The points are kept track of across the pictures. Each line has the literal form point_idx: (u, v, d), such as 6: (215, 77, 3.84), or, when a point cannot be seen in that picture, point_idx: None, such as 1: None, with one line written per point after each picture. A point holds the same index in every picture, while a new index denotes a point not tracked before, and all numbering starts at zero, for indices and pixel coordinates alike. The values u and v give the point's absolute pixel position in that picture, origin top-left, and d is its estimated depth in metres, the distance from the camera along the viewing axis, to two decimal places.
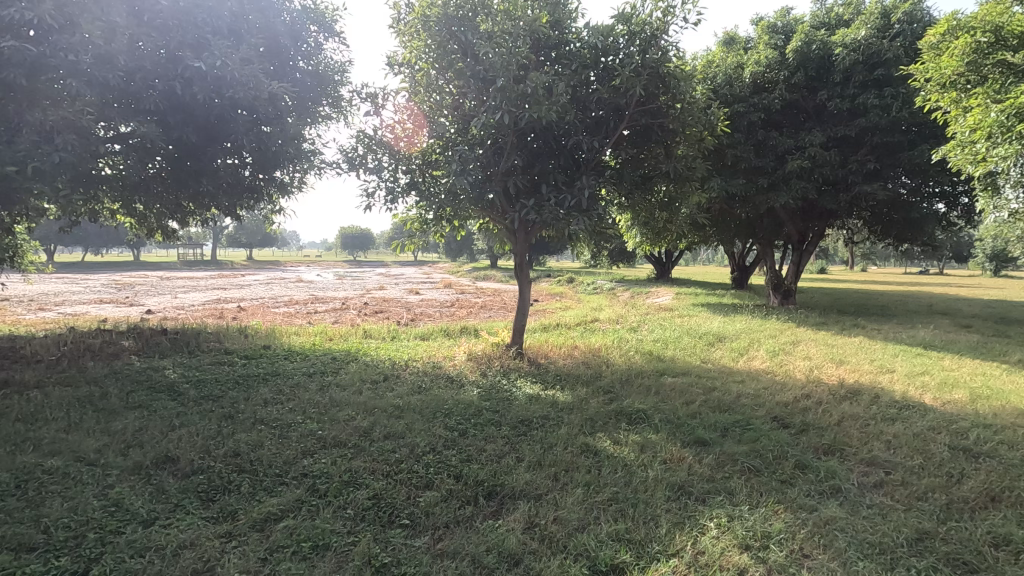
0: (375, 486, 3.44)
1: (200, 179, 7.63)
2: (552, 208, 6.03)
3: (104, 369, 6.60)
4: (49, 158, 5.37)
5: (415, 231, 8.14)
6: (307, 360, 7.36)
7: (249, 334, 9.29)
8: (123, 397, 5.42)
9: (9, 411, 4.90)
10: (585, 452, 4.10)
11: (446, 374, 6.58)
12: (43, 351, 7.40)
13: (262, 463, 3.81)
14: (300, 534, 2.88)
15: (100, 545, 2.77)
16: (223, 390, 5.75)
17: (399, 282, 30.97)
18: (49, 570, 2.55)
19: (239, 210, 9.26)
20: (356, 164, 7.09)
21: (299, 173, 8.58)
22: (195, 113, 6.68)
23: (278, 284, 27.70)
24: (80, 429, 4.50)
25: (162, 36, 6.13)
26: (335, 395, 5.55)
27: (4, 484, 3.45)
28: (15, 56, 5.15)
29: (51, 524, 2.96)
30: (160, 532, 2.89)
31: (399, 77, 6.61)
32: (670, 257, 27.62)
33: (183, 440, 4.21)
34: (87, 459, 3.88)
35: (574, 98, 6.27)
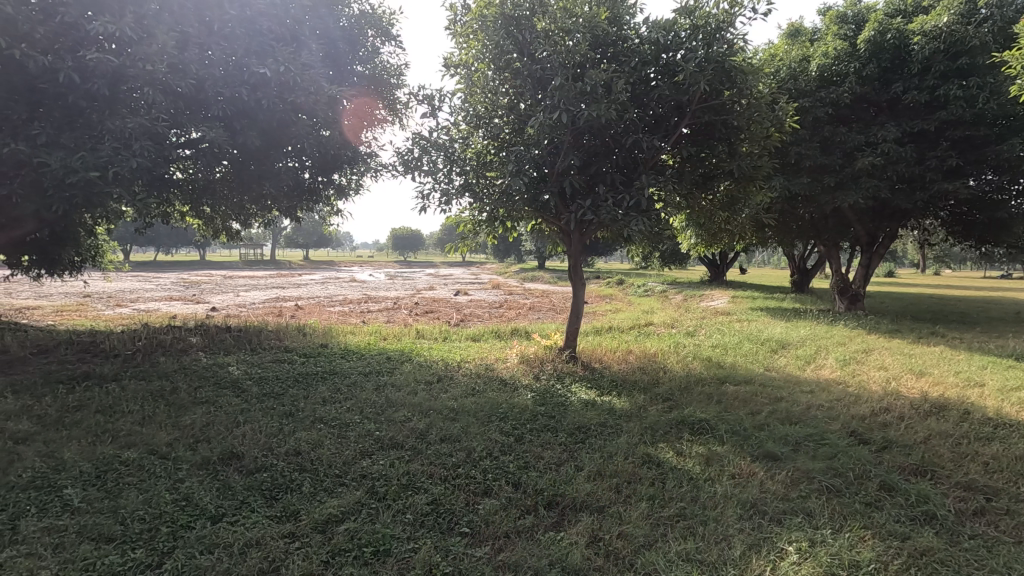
0: (434, 491, 3.40)
1: (263, 182, 7.86)
2: (610, 208, 5.88)
3: (174, 364, 6.91)
4: (128, 163, 5.65)
5: (469, 232, 8.15)
6: (363, 359, 7.46)
7: (307, 333, 9.53)
8: (191, 392, 5.65)
9: (90, 404, 5.18)
10: (647, 462, 3.94)
11: (500, 377, 6.52)
12: (121, 345, 7.82)
13: (323, 463, 3.84)
14: (362, 538, 2.86)
15: (172, 540, 2.84)
16: (283, 387, 5.91)
17: (448, 283, 31.28)
18: (126, 562, 2.62)
19: (299, 212, 9.54)
20: (411, 166, 7.15)
21: (356, 175, 8.75)
22: (260, 118, 6.90)
23: (333, 284, 28.50)
24: (153, 422, 4.70)
25: (231, 44, 6.39)
26: (392, 395, 5.58)
27: (86, 474, 3.62)
28: (99, 67, 5.46)
29: (128, 515, 3.07)
30: (227, 529, 2.94)
31: (456, 78, 6.59)
32: (726, 259, 26.70)
33: (247, 437, 4.32)
34: (159, 453, 4.03)
35: (634, 96, 6.09)
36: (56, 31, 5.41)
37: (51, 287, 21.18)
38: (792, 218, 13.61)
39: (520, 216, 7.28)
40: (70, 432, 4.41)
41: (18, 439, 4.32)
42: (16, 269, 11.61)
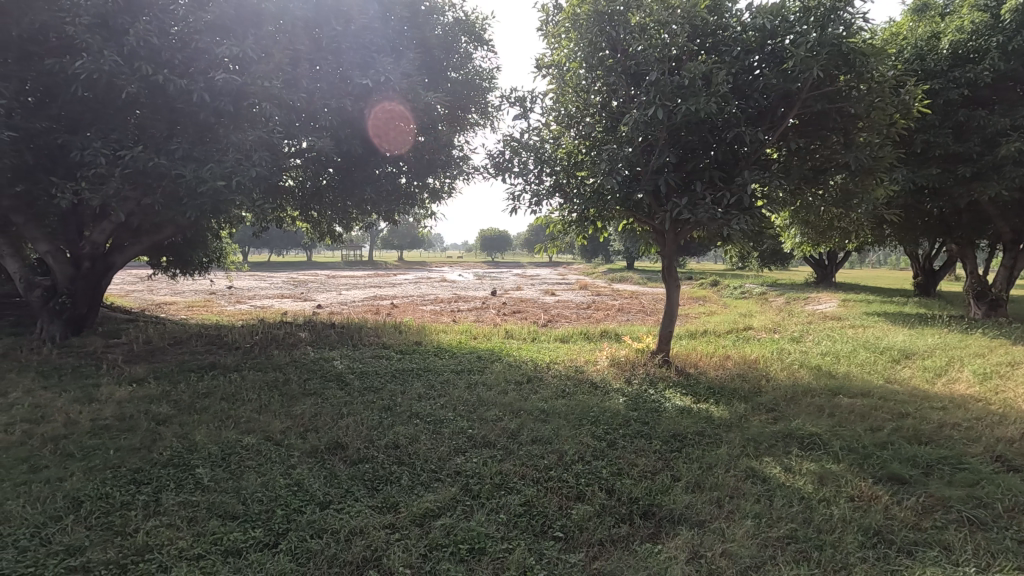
0: (527, 492, 3.40)
1: (363, 187, 8.28)
2: (708, 206, 5.59)
3: (287, 357, 7.49)
4: (249, 172, 6.19)
5: (558, 233, 8.11)
6: (455, 358, 7.66)
7: (403, 330, 9.96)
8: (301, 384, 6.09)
9: (217, 391, 5.74)
10: (750, 477, 3.69)
11: (590, 380, 6.41)
12: (241, 338, 8.60)
13: (419, 457, 3.97)
14: (457, 534, 2.92)
15: (287, 522, 3.06)
16: (383, 382, 6.21)
17: (535, 283, 31.40)
18: (247, 539, 2.85)
19: (395, 215, 9.99)
20: (502, 168, 7.24)
21: (450, 178, 9.02)
22: (362, 126, 7.30)
23: (425, 283, 29.61)
24: (269, 410, 5.11)
25: (337, 59, 6.81)
26: (483, 395, 5.67)
27: (214, 456, 3.99)
28: (225, 86, 6.04)
29: (248, 496, 3.34)
30: (334, 516, 3.12)
31: (547, 79, 6.59)
32: (835, 259, 24.62)
33: (350, 428, 4.57)
34: (274, 439, 4.37)
35: (735, 87, 5.75)
36: (191, 56, 6.05)
37: (185, 285, 23.82)
38: (917, 214, 12.25)
39: (611, 216, 7.13)
40: (201, 417, 4.90)
41: (160, 420, 4.87)
42: (157, 269, 13.17)
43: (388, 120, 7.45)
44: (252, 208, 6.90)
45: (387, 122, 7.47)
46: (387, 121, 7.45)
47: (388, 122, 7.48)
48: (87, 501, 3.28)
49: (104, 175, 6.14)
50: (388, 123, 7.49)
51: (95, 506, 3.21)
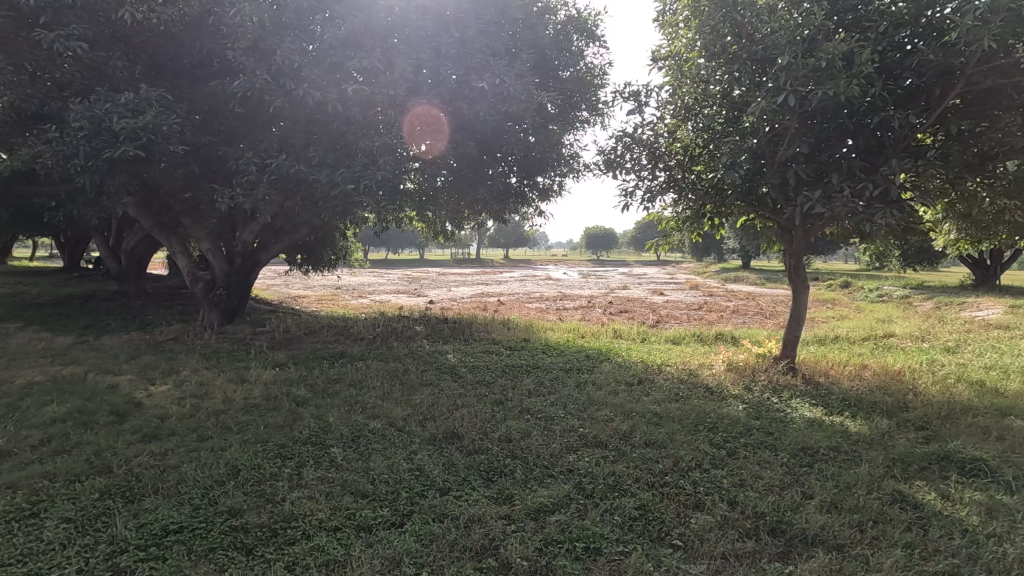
0: (642, 496, 3.31)
1: (478, 187, 8.68)
2: (846, 200, 5.07)
3: (405, 349, 7.95)
4: (375, 176, 6.67)
5: (670, 230, 7.81)
6: (563, 355, 7.68)
7: (511, 327, 10.16)
8: (419, 374, 6.44)
9: (345, 378, 6.23)
10: (897, 501, 3.31)
11: (705, 385, 6.09)
12: (365, 330, 9.28)
13: (531, 452, 4.03)
14: (572, 532, 2.92)
15: (411, 504, 3.25)
16: (493, 376, 6.39)
17: (641, 282, 30.57)
18: (376, 517, 3.07)
19: (505, 213, 10.21)
20: (614, 165, 7.12)
21: (559, 176, 9.04)
22: (476, 128, 7.53)
23: (530, 281, 30.01)
24: (391, 398, 5.46)
25: (454, 64, 7.05)
26: (593, 394, 5.62)
27: (345, 437, 4.34)
28: (355, 96, 6.52)
29: (375, 476, 3.60)
30: (454, 502, 3.25)
31: (664, 70, 6.36)
32: (998, 259, 21.32)
33: (465, 419, 4.75)
34: (397, 425, 4.66)
35: (880, 67, 5.15)
36: (326, 70, 6.60)
37: (315, 281, 26.20)
38: None
39: (730, 211, 6.72)
40: (332, 400, 5.36)
41: (299, 401, 5.40)
42: (294, 266, 14.61)
43: (421, 124, 7.42)
44: (377, 210, 7.39)
45: (425, 123, 7.44)
46: (424, 125, 7.44)
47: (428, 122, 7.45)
48: (243, 470, 3.71)
49: (253, 181, 6.93)
50: (423, 126, 7.46)
51: (249, 474, 3.62)
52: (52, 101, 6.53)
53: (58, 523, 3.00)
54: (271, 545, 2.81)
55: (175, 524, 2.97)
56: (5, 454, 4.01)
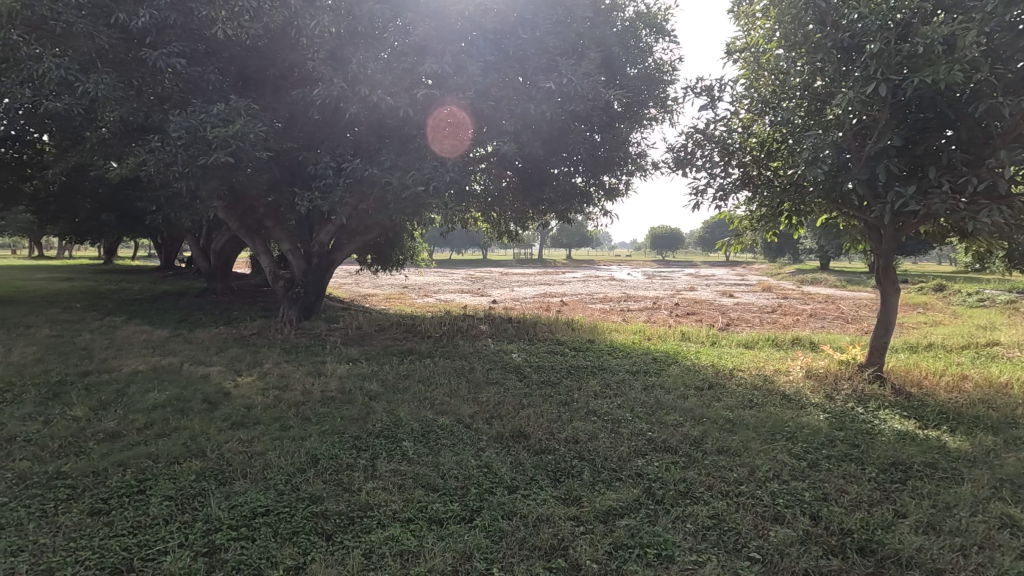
0: (716, 505, 3.20)
1: (543, 188, 8.97)
2: (945, 196, 4.68)
3: (471, 347, 8.08)
4: (444, 177, 6.82)
5: (744, 229, 7.50)
6: (629, 357, 7.55)
7: (576, 328, 10.09)
8: (485, 373, 6.53)
9: (414, 374, 6.41)
10: (1006, 526, 3.02)
11: (781, 391, 5.81)
12: (432, 328, 9.51)
13: (599, 454, 3.99)
14: (643, 537, 2.86)
15: (480, 500, 3.30)
16: (558, 377, 6.38)
17: (709, 284, 29.53)
18: (447, 511, 3.13)
19: (570, 213, 10.16)
20: (684, 163, 6.92)
21: (626, 175, 8.90)
22: (543, 128, 7.52)
23: (593, 282, 29.72)
24: (459, 395, 5.57)
25: (522, 65, 7.07)
26: (661, 397, 5.49)
27: (416, 431, 4.47)
28: (425, 100, 6.69)
29: (445, 472, 3.68)
30: (522, 501, 3.27)
31: (739, 64, 6.13)
32: None
33: (531, 419, 4.77)
34: (464, 422, 4.75)
35: (987, 51, 4.72)
36: (399, 76, 6.81)
37: (383, 280, 27.12)
38: None
39: (810, 209, 6.37)
40: (403, 396, 5.54)
41: (371, 395, 5.62)
42: (365, 265, 15.21)
43: (446, 132, 7.41)
44: (445, 211, 7.57)
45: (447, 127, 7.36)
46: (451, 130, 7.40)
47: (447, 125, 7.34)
48: (322, 459, 3.90)
49: (330, 184, 7.27)
50: (451, 130, 7.41)
51: (328, 464, 3.81)
52: (155, 114, 7.15)
53: (162, 500, 3.27)
54: (349, 532, 2.93)
55: (263, 507, 3.17)
56: (117, 435, 4.43)
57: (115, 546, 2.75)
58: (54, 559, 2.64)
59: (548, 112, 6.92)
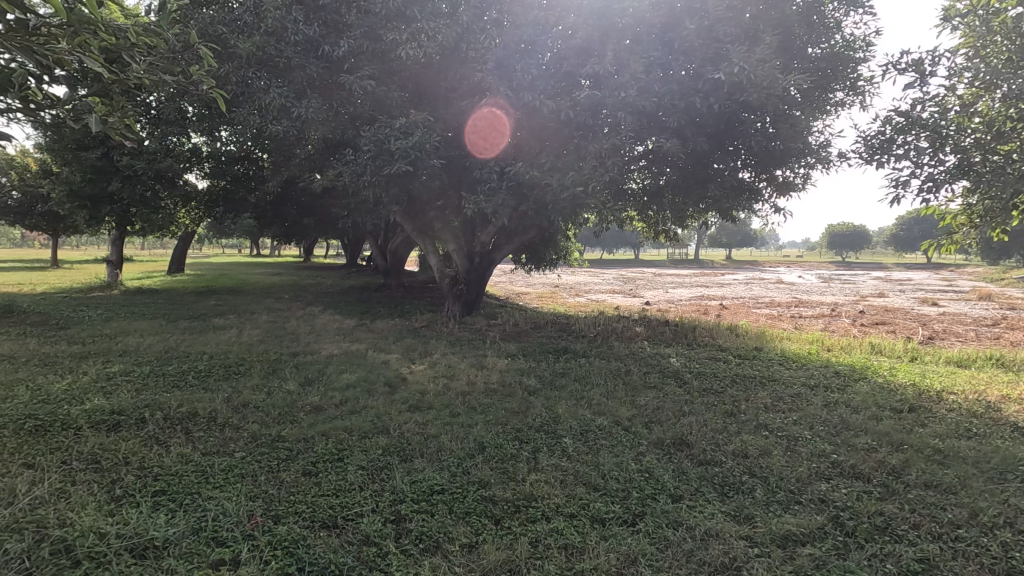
0: (926, 547, 2.76)
1: (707, 184, 8.40)
2: None
3: (626, 349, 7.97)
4: (603, 177, 6.80)
5: (959, 226, 6.33)
6: (804, 369, 6.83)
7: (740, 333, 9.39)
8: (643, 376, 6.38)
9: (570, 373, 6.51)
10: None
11: (1010, 421, 4.81)
12: (586, 328, 9.56)
13: (773, 473, 3.67)
14: (831, 571, 2.58)
15: (643, 505, 3.24)
16: (722, 385, 5.99)
17: (904, 289, 25.45)
18: (609, 512, 3.13)
19: (736, 210, 9.49)
20: (880, 152, 6.07)
21: (804, 168, 8.05)
22: (710, 121, 7.09)
23: (757, 284, 27.39)
24: (616, 396, 5.53)
25: (688, 58, 6.67)
26: (846, 416, 4.89)
27: (574, 429, 4.53)
28: (587, 101, 6.72)
29: (606, 472, 3.67)
30: (687, 511, 3.15)
31: (958, 32, 5.19)
32: None
33: (695, 427, 4.55)
34: (623, 424, 4.70)
35: None
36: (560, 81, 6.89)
37: (537, 279, 27.81)
38: None
39: None
40: (561, 393, 5.65)
41: (530, 390, 5.83)
42: (520, 264, 15.81)
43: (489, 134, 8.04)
44: (604, 210, 7.55)
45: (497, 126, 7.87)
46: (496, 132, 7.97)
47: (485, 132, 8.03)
48: (489, 447, 4.15)
49: (494, 187, 7.69)
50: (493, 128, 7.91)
51: (494, 452, 4.04)
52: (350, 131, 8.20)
53: (357, 469, 3.74)
54: (515, 519, 3.07)
55: (438, 486, 3.46)
56: (320, 408, 5.18)
57: (323, 504, 3.21)
58: (280, 508, 3.17)
59: (716, 105, 6.47)
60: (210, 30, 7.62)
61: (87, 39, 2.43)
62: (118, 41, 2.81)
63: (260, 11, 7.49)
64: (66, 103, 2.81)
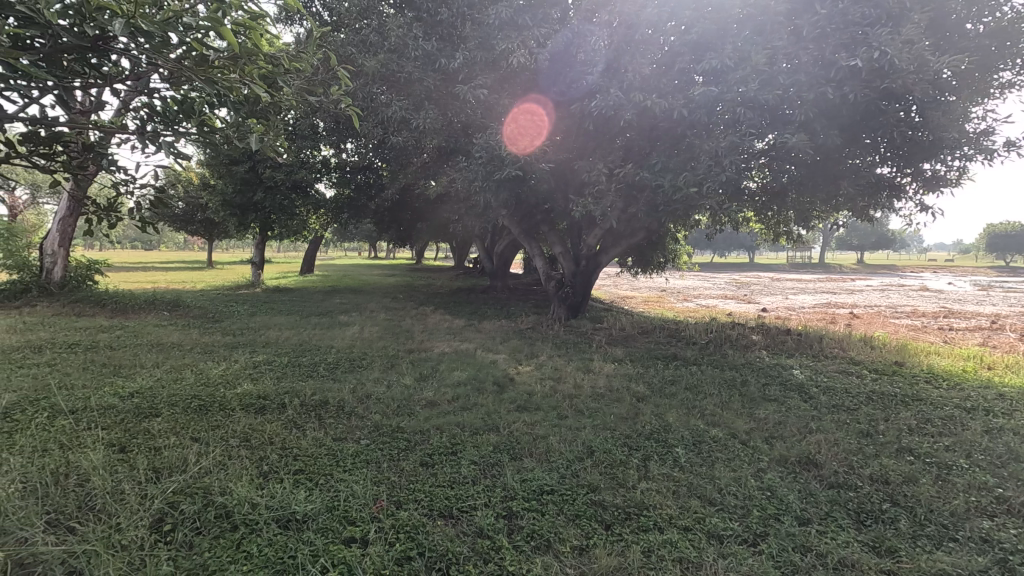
0: None
1: (837, 182, 7.70)
2: None
3: (742, 358, 7.52)
4: (718, 177, 6.47)
5: None
6: (958, 388, 6.01)
7: (877, 346, 8.47)
8: (762, 388, 5.98)
9: (681, 380, 6.27)
10: None
11: None
12: (698, 334, 9.15)
13: (921, 503, 3.28)
14: None
15: (765, 525, 3.04)
16: (855, 402, 5.45)
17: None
18: (727, 528, 2.98)
19: (872, 208, 8.60)
20: None
21: (960, 160, 7.09)
22: (842, 112, 6.49)
23: (897, 292, 24.46)
24: (732, 408, 5.25)
25: (819, 46, 6.06)
26: (1014, 445, 4.23)
27: (686, 439, 4.37)
28: (702, 98, 6.43)
29: (723, 487, 3.49)
30: (817, 536, 2.91)
31: None
32: None
33: (823, 446, 4.19)
34: (741, 437, 4.45)
35: None
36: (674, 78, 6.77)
37: (643, 283, 27.14)
38: None
39: None
40: (671, 401, 5.47)
41: (638, 396, 5.70)
42: (627, 268, 15.50)
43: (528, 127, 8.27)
44: (720, 211, 7.20)
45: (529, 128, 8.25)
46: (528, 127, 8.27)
47: (534, 124, 8.31)
48: (598, 451, 4.12)
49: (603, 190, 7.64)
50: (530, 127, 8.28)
51: (603, 457, 4.01)
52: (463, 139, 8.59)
53: (469, 463, 3.89)
54: (627, 526, 3.03)
55: (548, 486, 3.50)
56: (434, 403, 5.46)
57: (441, 494, 3.38)
58: (401, 494, 3.39)
59: (851, 95, 5.89)
60: (341, 52, 8.36)
61: (252, 69, 2.67)
62: (274, 70, 3.11)
63: (385, 31, 8.09)
64: (233, 126, 3.19)
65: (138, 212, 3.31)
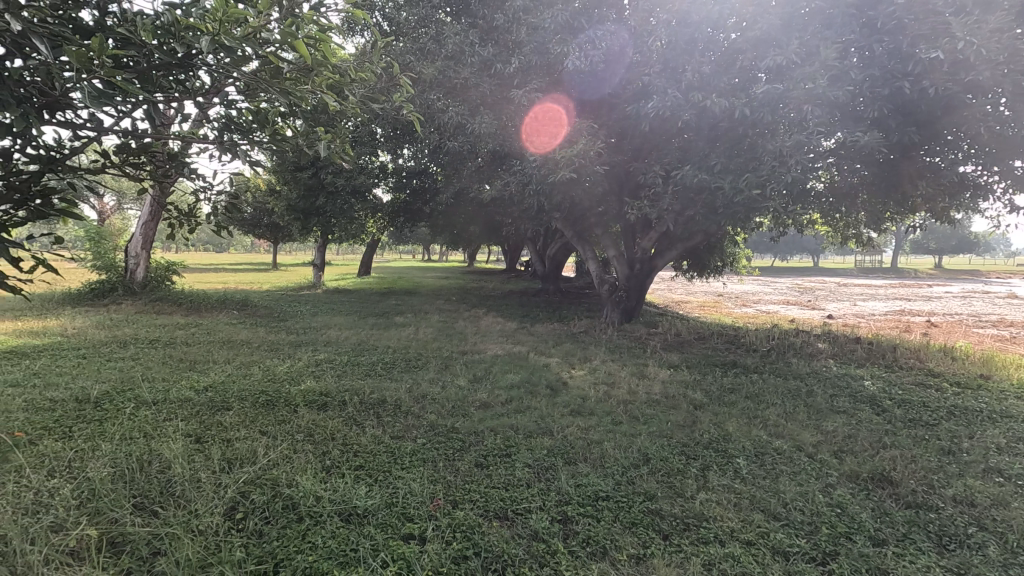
0: None
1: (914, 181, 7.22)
2: None
3: (808, 367, 7.17)
4: (783, 178, 6.21)
5: None
6: None
7: (959, 357, 7.88)
8: (829, 399, 5.69)
9: (742, 389, 6.05)
10: None
11: None
12: (759, 341, 8.80)
13: (1013, 530, 3.03)
14: None
15: (835, 543, 2.89)
16: (934, 417, 5.09)
17: None
18: (793, 545, 2.85)
19: (953, 209, 8.01)
20: None
21: None
22: (920, 106, 6.09)
23: (981, 299, 22.68)
24: (797, 419, 5.01)
25: (895, 38, 5.73)
26: None
27: (747, 450, 4.21)
28: (766, 96, 6.19)
29: (789, 502, 3.34)
30: (893, 559, 2.74)
31: None
32: None
33: (900, 463, 3.93)
34: (808, 450, 4.24)
35: None
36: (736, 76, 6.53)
37: (699, 287, 26.40)
38: None
39: None
40: (731, 410, 5.28)
41: (696, 404, 5.54)
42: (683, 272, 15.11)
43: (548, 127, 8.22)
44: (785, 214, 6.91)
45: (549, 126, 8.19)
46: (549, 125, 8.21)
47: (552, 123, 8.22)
48: (654, 459, 4.03)
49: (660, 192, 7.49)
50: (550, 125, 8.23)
51: (660, 465, 3.92)
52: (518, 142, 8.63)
53: (524, 466, 3.90)
54: (686, 537, 2.95)
55: (603, 493, 3.46)
56: (487, 405, 5.50)
57: (496, 495, 3.41)
58: (457, 494, 3.44)
59: (932, 89, 5.52)
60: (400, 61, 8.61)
61: (322, 79, 2.79)
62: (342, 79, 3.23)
63: (442, 38, 8.26)
64: (302, 133, 3.34)
65: (214, 217, 3.51)
